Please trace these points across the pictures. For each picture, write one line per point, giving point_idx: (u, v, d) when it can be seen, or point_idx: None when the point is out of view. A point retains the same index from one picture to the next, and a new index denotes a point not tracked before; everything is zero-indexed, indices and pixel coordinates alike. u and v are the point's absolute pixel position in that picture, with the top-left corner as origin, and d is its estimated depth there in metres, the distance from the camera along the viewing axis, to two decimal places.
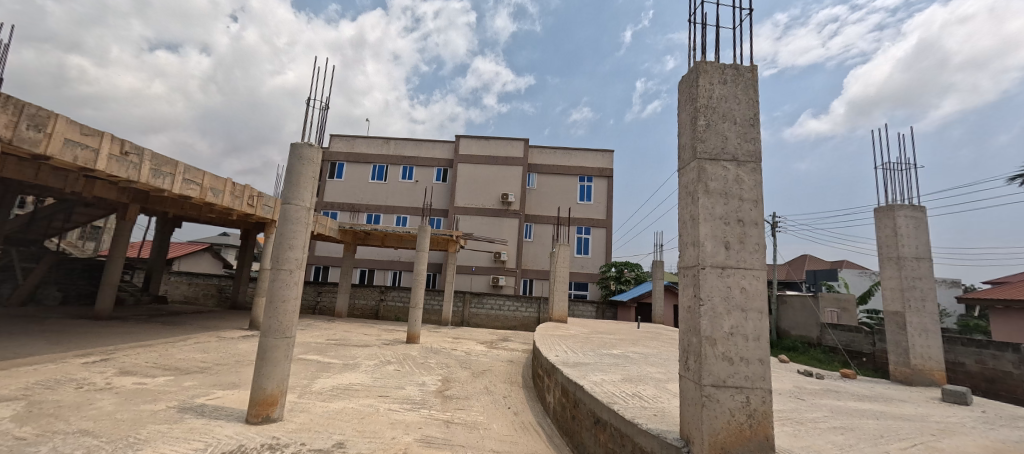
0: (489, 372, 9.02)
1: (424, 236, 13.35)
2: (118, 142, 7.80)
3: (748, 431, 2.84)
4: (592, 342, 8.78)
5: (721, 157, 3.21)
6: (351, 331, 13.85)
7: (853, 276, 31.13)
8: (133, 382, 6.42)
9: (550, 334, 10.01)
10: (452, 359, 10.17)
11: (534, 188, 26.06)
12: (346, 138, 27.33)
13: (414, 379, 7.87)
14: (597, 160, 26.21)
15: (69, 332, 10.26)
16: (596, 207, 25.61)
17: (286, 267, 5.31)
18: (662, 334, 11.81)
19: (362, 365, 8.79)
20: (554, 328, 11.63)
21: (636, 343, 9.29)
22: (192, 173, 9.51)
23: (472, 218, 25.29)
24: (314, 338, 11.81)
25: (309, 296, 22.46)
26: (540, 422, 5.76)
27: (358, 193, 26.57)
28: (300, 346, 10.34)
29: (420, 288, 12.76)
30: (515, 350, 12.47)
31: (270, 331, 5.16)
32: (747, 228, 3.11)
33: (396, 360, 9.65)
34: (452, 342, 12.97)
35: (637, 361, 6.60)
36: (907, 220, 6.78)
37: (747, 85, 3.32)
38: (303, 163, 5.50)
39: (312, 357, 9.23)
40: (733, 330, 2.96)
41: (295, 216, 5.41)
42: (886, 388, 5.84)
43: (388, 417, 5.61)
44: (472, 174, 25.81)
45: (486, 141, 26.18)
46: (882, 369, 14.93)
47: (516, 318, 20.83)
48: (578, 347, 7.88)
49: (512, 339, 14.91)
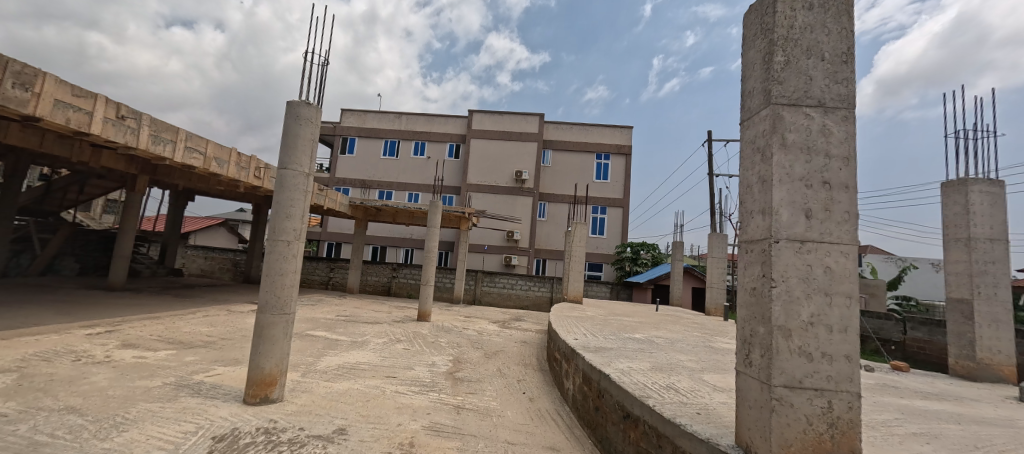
0: (502, 353, 8.61)
1: (436, 212, 12.88)
2: (114, 107, 7.39)
3: (829, 444, 2.28)
4: (612, 325, 8.25)
5: (803, 102, 2.54)
6: (361, 307, 13.65)
7: (879, 262, 29.91)
8: (134, 356, 6.17)
9: (566, 315, 9.56)
10: (464, 339, 9.79)
11: (549, 166, 25.28)
12: (358, 113, 26.80)
13: (424, 359, 7.50)
14: (616, 136, 25.20)
15: (80, 303, 10.21)
16: (613, 186, 24.75)
17: (283, 238, 4.84)
18: (683, 317, 11.26)
19: (370, 343, 8.47)
20: (570, 309, 11.16)
21: (658, 326, 8.77)
22: (194, 140, 9.09)
23: (486, 196, 24.74)
24: (323, 313, 11.60)
25: (322, 272, 22.48)
26: (557, 411, 5.31)
27: (370, 169, 26.18)
28: (309, 322, 10.10)
29: (431, 265, 12.37)
30: (528, 331, 12.11)
31: (268, 307, 4.75)
32: (834, 193, 2.47)
33: (406, 339, 9.32)
34: (464, 320, 12.66)
35: (664, 347, 6.06)
36: (982, 196, 6.13)
37: (839, 10, 2.61)
38: (300, 123, 4.97)
39: (320, 333, 8.96)
40: (813, 319, 2.38)
41: (292, 182, 4.90)
42: (949, 383, 5.22)
43: (394, 400, 5.23)
44: (486, 151, 25.10)
45: (500, 116, 25.33)
46: (911, 357, 14.26)
47: (528, 297, 20.49)
48: (597, 330, 7.36)
49: (525, 319, 14.56)
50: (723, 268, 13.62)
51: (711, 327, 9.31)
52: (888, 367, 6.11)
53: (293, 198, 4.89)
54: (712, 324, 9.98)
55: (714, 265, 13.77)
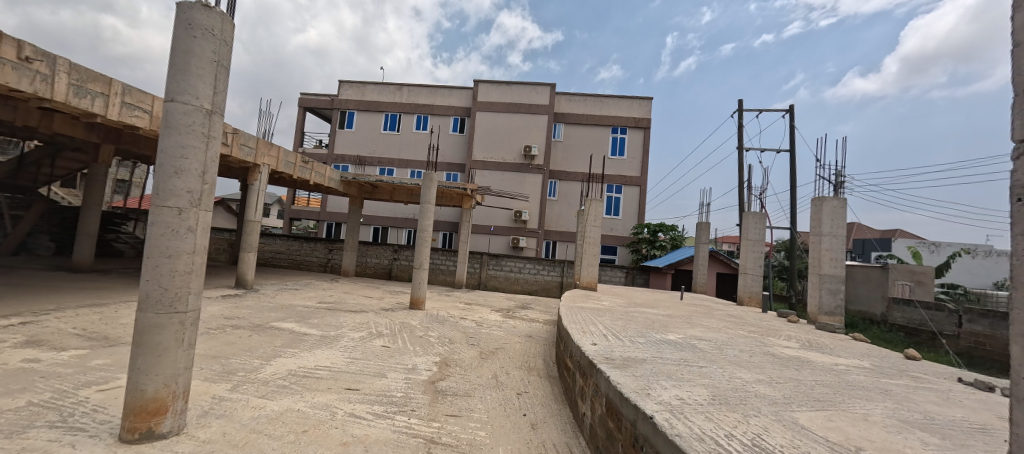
0: (501, 353, 7.12)
1: (431, 186, 11.29)
2: (12, 45, 5.86)
3: None
4: (637, 321, 6.67)
5: None
6: (350, 293, 12.34)
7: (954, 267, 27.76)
8: (24, 358, 4.79)
9: (579, 307, 8.04)
10: (458, 333, 8.34)
11: (560, 141, 23.43)
12: (356, 85, 25.14)
13: (403, 361, 6.04)
14: (634, 109, 23.12)
15: (25, 286, 8.98)
16: (629, 163, 22.83)
17: (172, 204, 3.32)
18: (716, 309, 9.63)
19: (343, 339, 7.01)
20: (583, 298, 9.63)
21: (693, 323, 7.18)
22: (131, 94, 7.60)
23: (492, 173, 23.06)
24: (304, 300, 10.28)
25: (320, 254, 21.29)
26: (568, 447, 3.82)
27: (370, 145, 24.64)
28: (282, 311, 8.75)
29: (425, 246, 10.88)
30: (534, 321, 10.64)
31: (149, 304, 3.25)
32: None
33: (389, 332, 7.88)
34: (462, 309, 11.22)
35: (714, 358, 4.49)
36: None
37: None
38: (193, 35, 3.38)
39: (288, 325, 7.57)
40: None
41: (183, 122, 3.35)
42: None
43: (342, 432, 3.74)
44: (492, 124, 23.27)
45: (508, 87, 23.39)
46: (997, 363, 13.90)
47: (537, 282, 19.04)
48: (620, 329, 5.79)
49: (533, 307, 13.10)
50: (761, 251, 11.79)
51: (755, 324, 7.70)
52: (900, 354, 5.82)
53: (185, 145, 3.36)
54: (754, 319, 8.37)
55: (750, 248, 11.88)
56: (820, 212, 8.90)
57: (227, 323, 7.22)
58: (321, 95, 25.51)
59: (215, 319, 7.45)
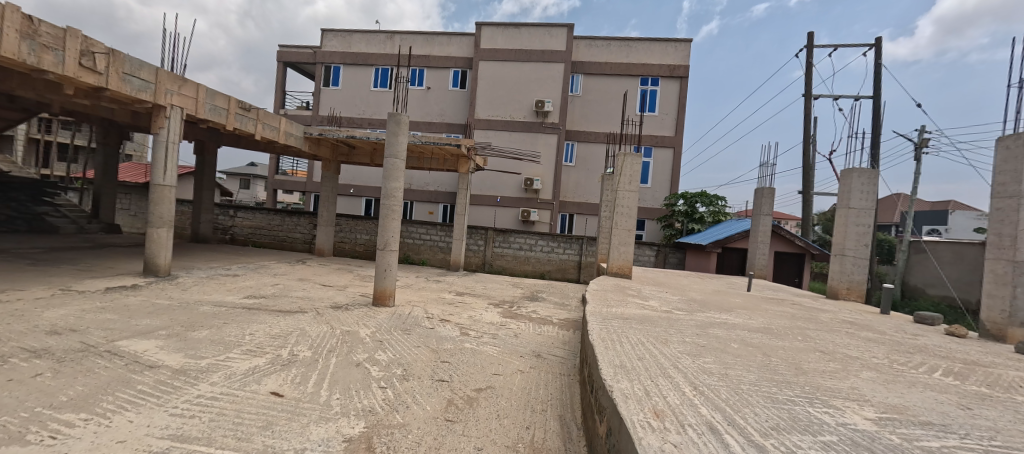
0: (487, 403, 4.05)
1: (400, 134, 7.98)
2: None
3: None
4: (742, 359, 3.45)
5: None
6: (306, 281, 9.42)
7: None
8: None
9: (620, 317, 4.87)
10: (425, 353, 5.30)
11: (578, 96, 19.75)
12: (342, 34, 21.63)
13: (278, 445, 3.00)
14: (668, 54, 19.16)
15: None
16: (662, 120, 19.08)
17: None
18: (824, 314, 6.38)
19: (212, 377, 4.02)
20: (617, 296, 6.49)
21: (837, 354, 3.94)
22: None
23: (498, 134, 19.64)
24: (226, 295, 7.40)
25: (303, 230, 18.57)
26: None
27: (358, 105, 21.41)
28: (170, 316, 5.85)
29: (394, 221, 7.80)
30: (546, 323, 7.58)
31: None
32: None
33: (310, 356, 4.84)
34: (449, 306, 8.23)
35: None
36: None
37: None
38: None
39: (143, 347, 4.61)
40: None
41: None
42: None
43: None
44: (498, 75, 19.61)
45: (516, 30, 19.54)
46: None
47: (550, 261, 15.97)
48: (739, 398, 2.55)
49: (544, 299, 10.07)
50: (870, 223, 8.25)
51: (931, 352, 4.44)
52: None
53: None
54: (905, 337, 5.10)
55: (853, 220, 8.37)
56: (1019, 161, 5.41)
57: (29, 348, 4.29)
58: (302, 48, 22.10)
59: (26, 337, 4.57)
